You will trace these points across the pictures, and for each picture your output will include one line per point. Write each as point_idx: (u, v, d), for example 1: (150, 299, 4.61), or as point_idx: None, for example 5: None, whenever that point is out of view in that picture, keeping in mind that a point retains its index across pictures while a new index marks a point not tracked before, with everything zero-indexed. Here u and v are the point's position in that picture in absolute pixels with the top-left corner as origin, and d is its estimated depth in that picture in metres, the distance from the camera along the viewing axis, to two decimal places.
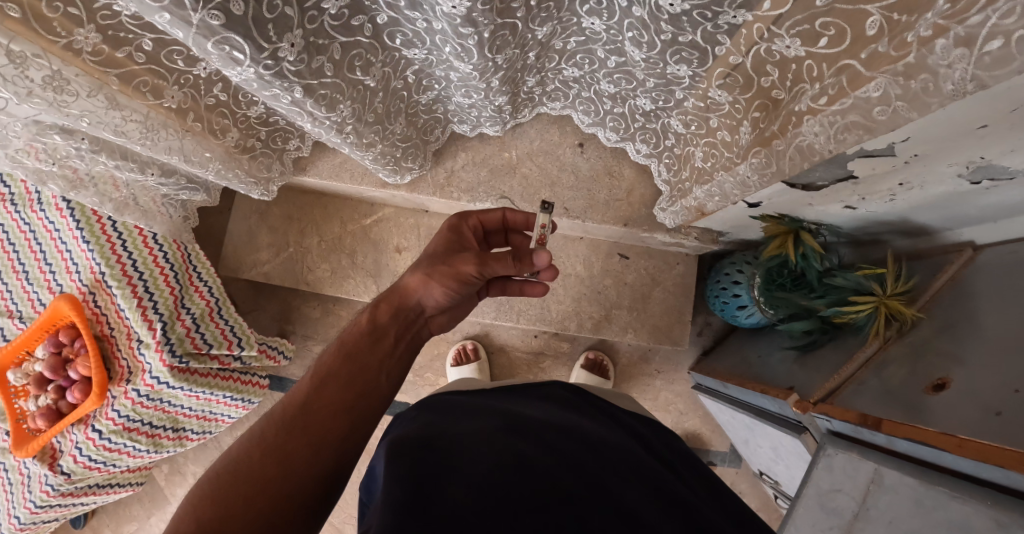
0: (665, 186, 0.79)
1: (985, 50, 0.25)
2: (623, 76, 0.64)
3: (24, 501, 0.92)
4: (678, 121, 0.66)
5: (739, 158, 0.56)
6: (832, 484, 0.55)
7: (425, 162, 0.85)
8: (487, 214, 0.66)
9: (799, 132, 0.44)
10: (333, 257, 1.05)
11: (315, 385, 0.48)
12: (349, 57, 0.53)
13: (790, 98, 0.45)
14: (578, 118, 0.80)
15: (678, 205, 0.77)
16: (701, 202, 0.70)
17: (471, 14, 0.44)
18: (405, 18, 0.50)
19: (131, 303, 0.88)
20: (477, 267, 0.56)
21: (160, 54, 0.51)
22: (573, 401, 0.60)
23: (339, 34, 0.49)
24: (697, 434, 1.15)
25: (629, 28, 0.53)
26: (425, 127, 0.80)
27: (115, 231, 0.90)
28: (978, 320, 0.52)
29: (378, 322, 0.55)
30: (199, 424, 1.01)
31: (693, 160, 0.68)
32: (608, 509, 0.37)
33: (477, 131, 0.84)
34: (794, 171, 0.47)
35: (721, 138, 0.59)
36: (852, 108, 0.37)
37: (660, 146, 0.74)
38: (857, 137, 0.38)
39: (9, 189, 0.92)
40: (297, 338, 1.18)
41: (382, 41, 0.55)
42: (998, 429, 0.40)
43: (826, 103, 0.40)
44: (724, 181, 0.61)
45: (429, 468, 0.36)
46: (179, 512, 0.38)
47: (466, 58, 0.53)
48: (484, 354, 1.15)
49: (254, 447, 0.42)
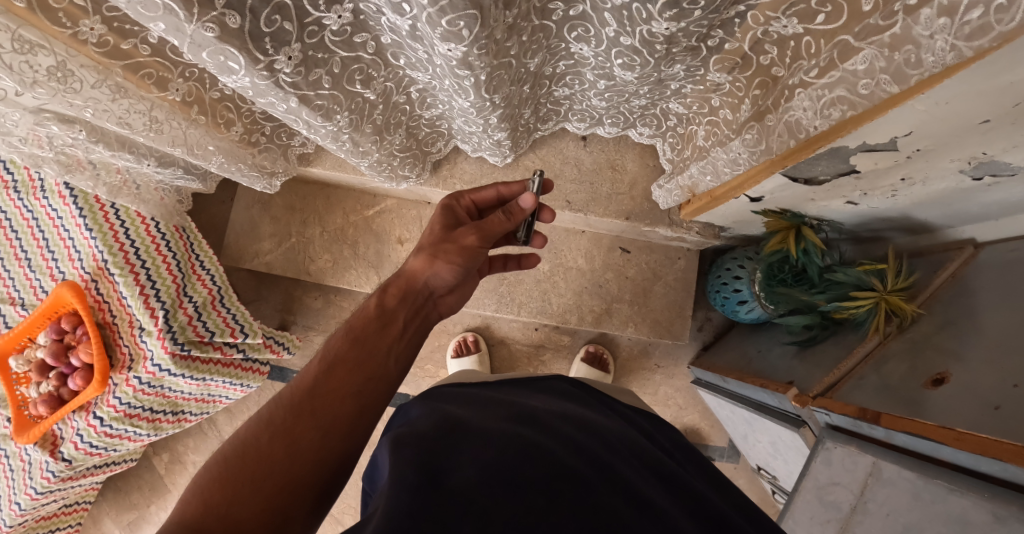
0: (670, 164, 0.78)
1: (966, 20, 0.26)
2: (614, 94, 0.63)
3: (25, 487, 0.93)
4: (679, 104, 0.66)
5: (734, 135, 0.56)
6: (830, 477, 0.56)
7: (423, 172, 0.85)
8: (481, 191, 0.63)
9: (789, 106, 0.45)
10: (336, 247, 1.06)
11: (324, 368, 0.48)
12: (348, 71, 0.53)
13: (789, 74, 0.45)
14: (573, 126, 0.80)
15: (675, 183, 0.76)
16: (696, 180, 0.70)
17: (468, 59, 0.43)
18: (408, 45, 0.49)
19: (134, 291, 0.88)
20: (478, 236, 0.56)
21: (166, 47, 0.50)
22: (579, 395, 0.60)
23: (340, 49, 0.49)
24: (696, 429, 1.16)
25: (618, 57, 0.51)
26: (426, 139, 0.80)
27: (118, 218, 0.90)
28: (977, 317, 0.52)
29: (386, 306, 0.55)
30: (197, 406, 1.02)
31: (695, 139, 0.69)
32: (617, 490, 0.37)
33: (478, 153, 0.82)
34: (781, 149, 0.49)
35: (723, 117, 0.59)
36: (840, 81, 0.38)
37: (664, 126, 0.74)
38: (841, 112, 0.40)
39: (13, 176, 0.92)
40: (298, 328, 1.18)
41: (386, 58, 0.55)
42: (996, 423, 0.40)
43: (817, 76, 0.41)
44: (717, 158, 0.61)
45: (436, 456, 0.37)
46: (187, 493, 0.39)
47: (463, 96, 0.53)
48: (484, 346, 1.15)
49: (263, 431, 0.42)
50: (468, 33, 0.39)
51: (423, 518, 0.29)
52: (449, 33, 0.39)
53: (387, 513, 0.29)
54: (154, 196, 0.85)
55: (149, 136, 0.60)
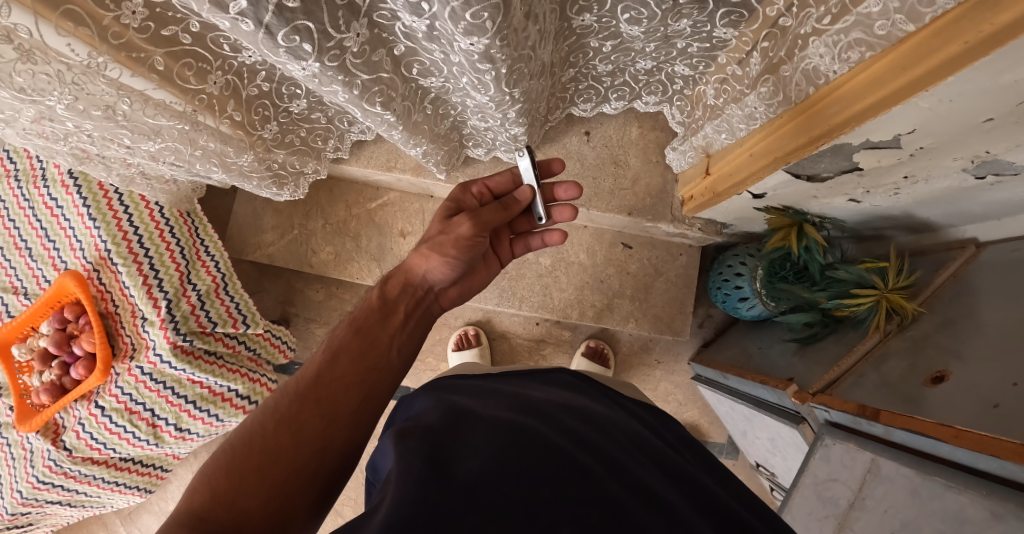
0: (681, 127, 0.76)
1: None
2: (620, 54, 0.62)
3: (27, 476, 0.93)
4: (685, 66, 0.64)
5: (748, 89, 0.55)
6: (828, 473, 0.56)
7: (456, 162, 0.85)
8: (496, 177, 0.64)
9: (805, 55, 0.45)
10: (338, 240, 1.06)
11: (328, 357, 0.48)
12: (371, 93, 0.52)
13: (797, 23, 0.45)
14: (579, 110, 0.79)
15: (687, 144, 0.75)
16: (711, 140, 0.69)
17: (489, 52, 0.43)
18: (424, 48, 0.49)
19: (136, 280, 0.89)
20: (472, 224, 0.56)
21: (173, 73, 0.52)
22: (581, 387, 0.60)
23: (363, 72, 0.48)
24: (696, 426, 1.16)
25: (624, 12, 0.51)
26: (458, 145, 0.80)
27: (120, 204, 0.90)
28: (978, 316, 0.52)
29: (388, 297, 0.55)
30: (203, 429, 0.98)
31: (705, 100, 0.68)
32: (623, 481, 0.37)
33: (492, 154, 0.84)
34: (800, 98, 0.49)
35: (732, 74, 0.58)
36: (855, 25, 0.38)
37: (669, 91, 0.72)
38: (859, 56, 0.39)
39: (14, 165, 0.93)
40: (299, 320, 1.18)
41: (401, 73, 0.55)
42: (995, 421, 0.40)
43: (830, 24, 0.41)
44: (732, 114, 0.59)
45: (441, 448, 0.37)
46: (197, 481, 0.39)
47: (482, 90, 0.52)
48: (486, 339, 1.16)
49: (268, 419, 0.43)
50: (491, 24, 0.39)
51: (433, 509, 0.29)
52: (472, 25, 0.38)
53: (394, 503, 0.29)
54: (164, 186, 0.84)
55: (154, 139, 0.59)
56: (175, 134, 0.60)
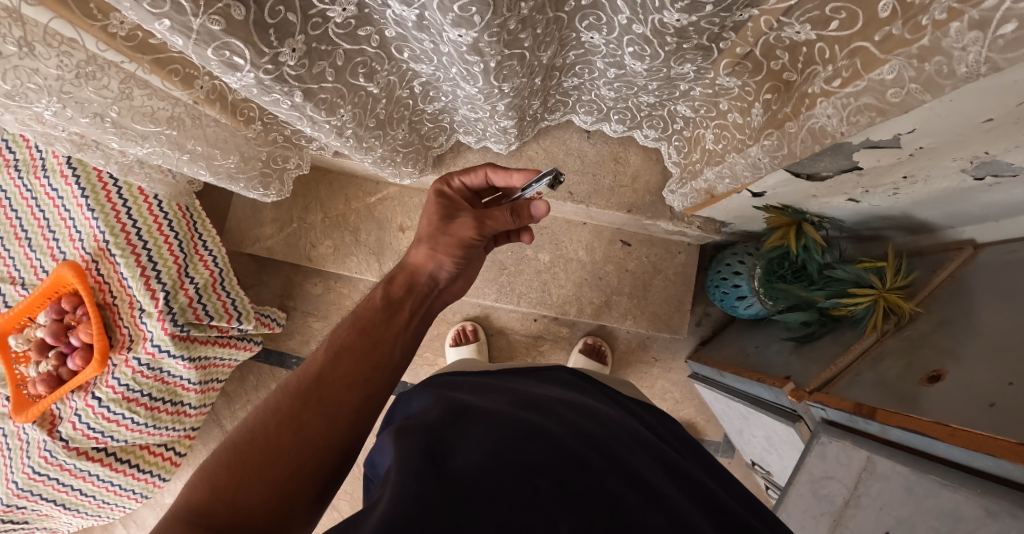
0: (677, 168, 0.78)
1: (1000, 33, 0.24)
2: (623, 84, 0.62)
3: (23, 467, 0.93)
4: (687, 107, 0.65)
5: (750, 139, 0.55)
6: (824, 471, 0.57)
7: (425, 166, 0.87)
8: (470, 175, 0.61)
9: (811, 114, 0.43)
10: (337, 233, 1.06)
11: (331, 356, 0.48)
12: (352, 63, 0.52)
13: (803, 79, 0.44)
14: (580, 119, 0.79)
15: (687, 187, 0.76)
16: (712, 184, 0.69)
17: (477, 45, 0.43)
18: (413, 37, 0.48)
19: (134, 271, 0.89)
20: (476, 229, 0.55)
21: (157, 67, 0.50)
22: (582, 385, 0.60)
23: (344, 41, 0.48)
24: (692, 424, 1.17)
25: (629, 45, 0.51)
26: (429, 134, 0.81)
27: (119, 196, 0.90)
28: (974, 317, 0.52)
29: (393, 296, 0.55)
30: (199, 399, 1.01)
31: (703, 143, 0.68)
32: (623, 478, 0.37)
33: (482, 143, 0.83)
34: (805, 153, 0.47)
35: (733, 121, 0.58)
36: (866, 90, 0.36)
37: (669, 130, 0.74)
38: (869, 119, 0.38)
39: (14, 154, 0.92)
40: (297, 314, 1.18)
41: (390, 53, 0.54)
42: (991, 420, 0.41)
43: (839, 86, 0.39)
44: (736, 163, 0.60)
45: (441, 445, 0.37)
46: (197, 478, 0.39)
47: (471, 81, 0.52)
48: (483, 335, 1.16)
49: (270, 418, 0.43)
50: (479, 18, 0.38)
51: (432, 505, 0.29)
52: (460, 17, 0.38)
53: (393, 499, 0.29)
54: (162, 178, 0.83)
55: (142, 145, 0.59)
56: (162, 140, 0.60)
